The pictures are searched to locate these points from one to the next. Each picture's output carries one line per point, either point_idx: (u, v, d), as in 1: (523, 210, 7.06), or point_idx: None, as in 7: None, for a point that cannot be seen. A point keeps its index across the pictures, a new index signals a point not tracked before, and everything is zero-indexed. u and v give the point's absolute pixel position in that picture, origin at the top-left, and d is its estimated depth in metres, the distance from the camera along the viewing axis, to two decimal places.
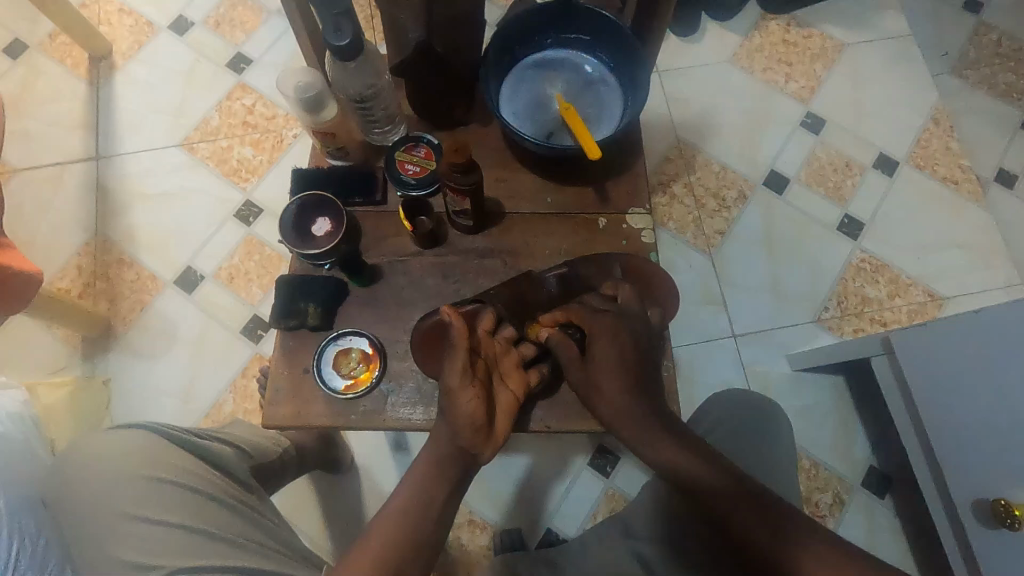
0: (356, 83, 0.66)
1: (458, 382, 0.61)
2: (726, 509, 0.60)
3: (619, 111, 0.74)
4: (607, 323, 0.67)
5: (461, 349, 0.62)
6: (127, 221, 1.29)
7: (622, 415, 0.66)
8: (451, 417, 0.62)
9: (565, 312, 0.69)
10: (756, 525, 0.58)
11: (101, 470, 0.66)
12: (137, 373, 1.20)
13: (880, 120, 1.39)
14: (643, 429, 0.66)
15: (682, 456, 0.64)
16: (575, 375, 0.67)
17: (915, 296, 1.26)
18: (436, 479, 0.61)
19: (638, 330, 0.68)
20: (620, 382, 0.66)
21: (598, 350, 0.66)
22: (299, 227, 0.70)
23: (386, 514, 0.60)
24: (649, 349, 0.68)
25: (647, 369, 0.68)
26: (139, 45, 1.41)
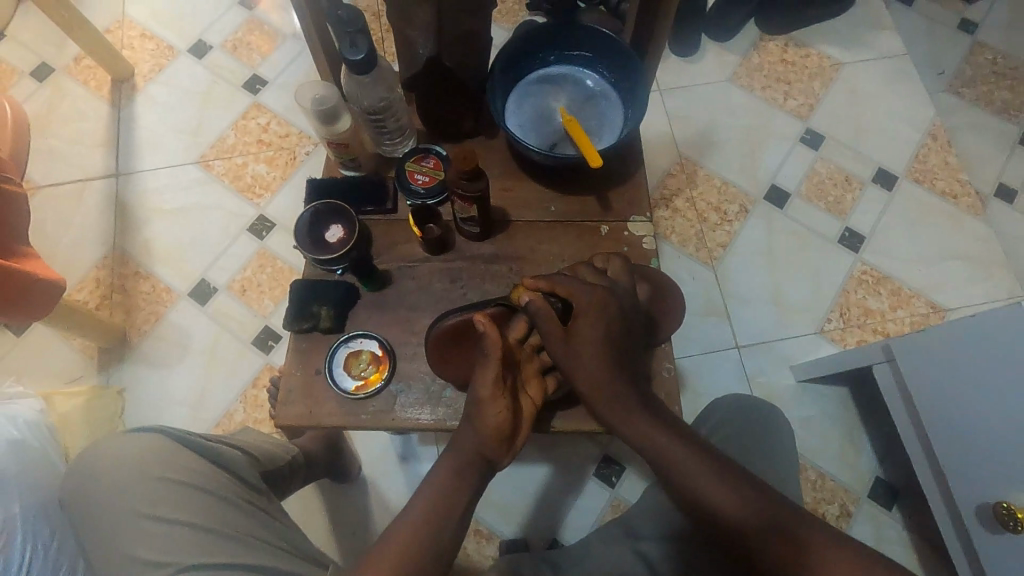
0: (369, 96, 0.69)
1: (490, 393, 0.63)
2: (719, 500, 0.61)
3: (619, 124, 0.77)
4: (596, 297, 0.67)
5: (495, 359, 0.64)
6: (144, 235, 1.33)
7: (600, 388, 0.66)
8: (479, 425, 0.64)
9: (553, 281, 0.67)
10: (757, 520, 0.59)
11: (114, 471, 0.67)
12: (150, 382, 1.22)
13: (878, 136, 1.42)
14: (625, 407, 0.67)
15: (664, 436, 0.65)
16: (555, 344, 0.66)
17: (917, 308, 1.27)
18: (460, 482, 0.62)
19: (622, 307, 0.69)
20: (603, 356, 0.67)
21: (583, 324, 0.66)
22: (313, 234, 0.73)
23: (408, 516, 0.60)
24: (630, 327, 0.70)
25: (626, 347, 0.69)
26: (160, 67, 1.47)
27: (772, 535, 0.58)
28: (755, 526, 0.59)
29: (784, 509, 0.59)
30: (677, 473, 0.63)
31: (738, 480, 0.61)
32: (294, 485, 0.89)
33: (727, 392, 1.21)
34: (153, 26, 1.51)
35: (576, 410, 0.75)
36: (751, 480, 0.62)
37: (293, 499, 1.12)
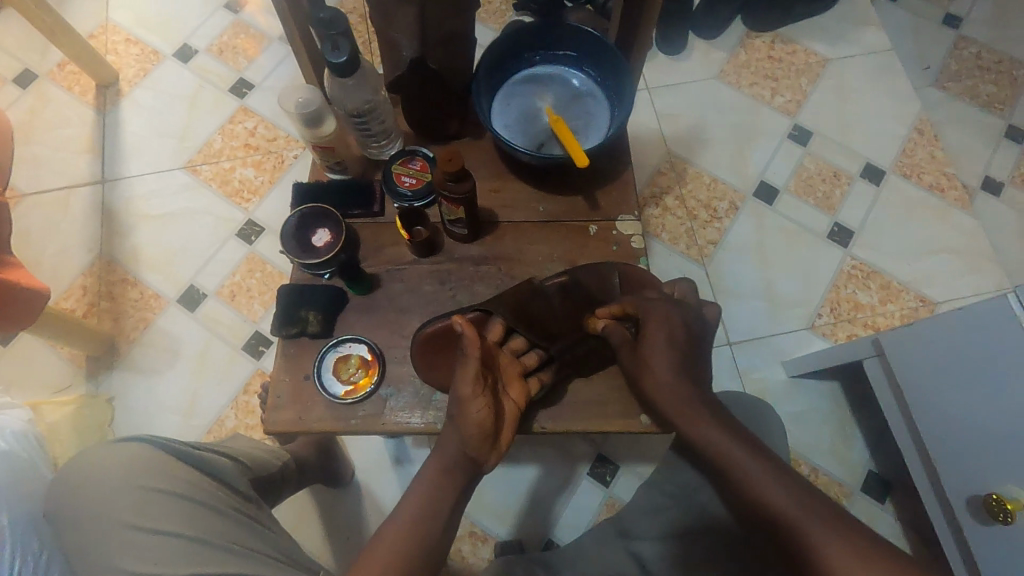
0: (354, 99, 0.69)
1: (471, 391, 0.62)
2: (769, 501, 0.58)
3: (606, 123, 0.77)
4: (661, 310, 0.70)
5: (473, 358, 0.63)
6: (131, 241, 1.32)
7: (669, 396, 0.67)
8: (462, 425, 0.63)
9: (621, 303, 0.72)
10: (806, 521, 0.56)
11: (100, 482, 0.66)
12: (140, 390, 1.21)
13: (866, 131, 1.43)
14: (688, 411, 0.66)
15: (724, 437, 0.64)
16: (626, 358, 0.71)
17: (906, 302, 1.28)
18: (445, 485, 0.63)
19: (688, 323, 0.71)
20: (670, 365, 0.68)
21: (649, 335, 0.69)
22: (300, 238, 0.72)
23: (395, 519, 0.60)
24: (695, 343, 0.71)
25: (695, 360, 0.70)
26: (144, 72, 1.46)
27: (819, 534, 0.54)
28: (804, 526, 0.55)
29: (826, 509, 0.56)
30: (736, 475, 0.61)
31: (788, 483, 0.59)
32: (285, 491, 0.89)
33: (720, 389, 1.21)
34: (137, 30, 1.49)
35: (564, 409, 0.74)
36: (797, 482, 0.59)
37: (286, 506, 1.11)
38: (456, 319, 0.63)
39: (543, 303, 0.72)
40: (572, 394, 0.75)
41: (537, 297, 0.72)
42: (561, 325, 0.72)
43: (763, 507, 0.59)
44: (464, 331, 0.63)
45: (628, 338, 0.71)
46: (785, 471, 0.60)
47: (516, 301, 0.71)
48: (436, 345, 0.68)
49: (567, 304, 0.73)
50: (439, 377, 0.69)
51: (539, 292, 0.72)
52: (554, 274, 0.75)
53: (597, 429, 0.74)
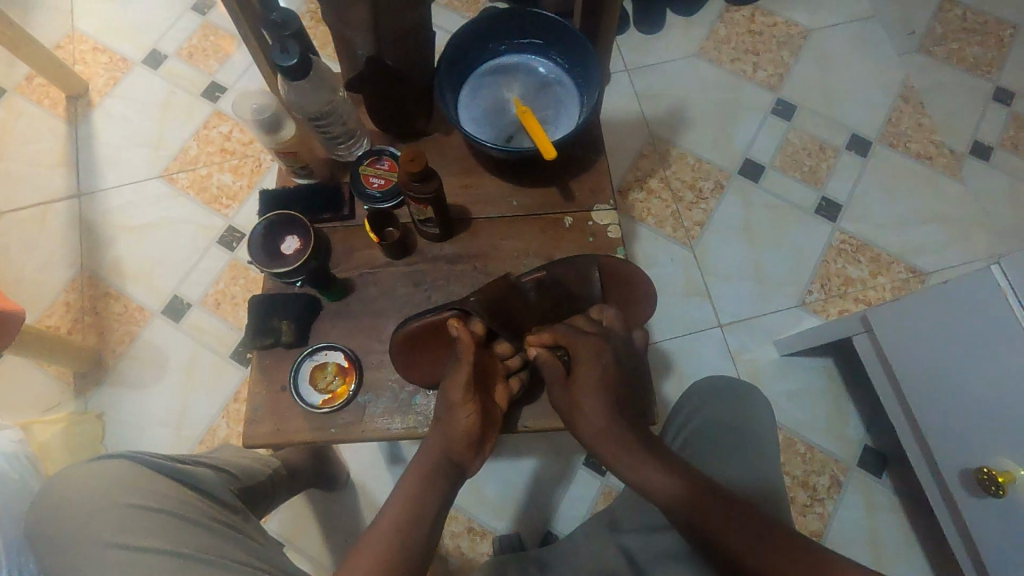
0: (312, 102, 0.67)
1: (462, 396, 0.64)
2: (710, 524, 0.61)
3: (575, 111, 0.75)
4: (592, 343, 0.68)
5: (467, 362, 0.64)
6: (112, 255, 1.30)
7: (602, 433, 0.67)
8: (449, 427, 0.64)
9: (552, 333, 0.68)
10: (753, 543, 0.59)
11: (80, 502, 0.66)
12: (129, 404, 1.20)
13: (851, 101, 1.40)
14: (624, 446, 0.66)
15: (666, 479, 0.64)
16: (559, 393, 0.68)
17: (897, 273, 1.27)
18: (428, 491, 0.62)
19: (619, 350, 0.69)
20: (603, 400, 0.67)
21: (581, 369, 0.67)
22: (268, 246, 0.70)
23: (377, 528, 0.59)
24: (626, 369, 0.69)
25: (625, 390, 0.69)
26: (114, 81, 1.43)
27: (768, 552, 0.58)
28: (750, 544, 0.59)
29: (773, 526, 0.60)
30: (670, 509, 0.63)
31: (730, 505, 0.62)
32: (277, 499, 0.88)
33: (712, 371, 1.21)
34: (104, 38, 1.46)
35: (547, 406, 0.74)
36: (741, 502, 0.62)
37: (283, 511, 1.11)
38: (450, 321, 0.65)
39: (520, 301, 0.69)
40: None
41: (518, 295, 0.68)
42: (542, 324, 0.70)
43: (704, 532, 0.61)
44: (461, 335, 0.64)
45: (559, 371, 0.68)
46: (722, 500, 0.63)
47: (498, 299, 0.67)
48: (420, 346, 0.68)
49: (546, 301, 0.71)
50: (420, 378, 0.69)
51: (517, 289, 0.68)
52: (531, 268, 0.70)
53: None
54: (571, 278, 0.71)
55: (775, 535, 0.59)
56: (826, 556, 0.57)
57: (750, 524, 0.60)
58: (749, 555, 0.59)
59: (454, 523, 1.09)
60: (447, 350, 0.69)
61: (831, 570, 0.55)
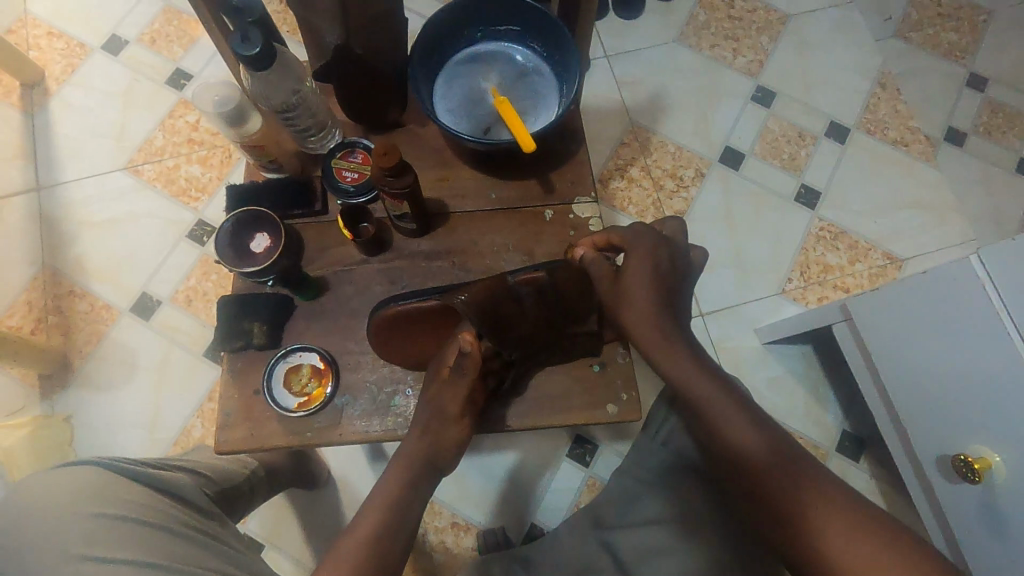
0: (280, 92, 0.64)
1: (457, 413, 0.64)
2: (753, 466, 0.58)
3: (555, 101, 0.73)
4: (646, 242, 0.67)
5: (468, 376, 0.64)
6: (75, 251, 1.25)
7: (646, 317, 0.65)
8: (436, 434, 0.64)
9: (608, 235, 0.69)
10: (777, 479, 0.57)
11: (44, 511, 0.62)
12: (97, 406, 1.16)
13: (829, 88, 1.40)
14: (662, 334, 0.65)
15: (733, 409, 0.61)
16: (604, 288, 0.68)
17: (875, 260, 1.28)
18: (410, 496, 0.61)
19: (673, 253, 0.69)
20: (652, 300, 0.66)
21: (633, 263, 0.66)
22: (237, 245, 0.68)
23: (353, 538, 0.57)
24: (676, 275, 0.69)
25: (675, 295, 0.68)
26: (72, 68, 1.36)
27: (781, 476, 0.57)
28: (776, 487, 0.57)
29: (784, 444, 0.59)
30: (706, 409, 0.62)
31: (753, 417, 0.60)
32: (255, 502, 0.86)
33: None
34: (59, 22, 1.39)
35: (531, 406, 0.72)
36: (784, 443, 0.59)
37: (263, 512, 1.09)
38: (463, 339, 0.63)
39: (514, 306, 0.65)
40: (537, 389, 0.73)
41: (512, 300, 0.65)
42: (533, 331, 0.68)
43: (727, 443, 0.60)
44: (472, 350, 0.63)
45: (606, 269, 0.68)
46: (779, 440, 0.59)
47: (488, 304, 0.63)
48: (402, 336, 0.66)
49: (540, 310, 0.67)
50: (393, 356, 0.68)
51: (513, 296, 0.65)
52: (528, 269, 0.65)
53: (566, 421, 0.72)
54: (569, 287, 0.68)
55: (789, 460, 0.57)
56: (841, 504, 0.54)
57: (765, 436, 0.59)
58: (763, 482, 0.57)
59: (437, 517, 1.08)
60: (432, 344, 0.67)
61: (838, 501, 0.54)
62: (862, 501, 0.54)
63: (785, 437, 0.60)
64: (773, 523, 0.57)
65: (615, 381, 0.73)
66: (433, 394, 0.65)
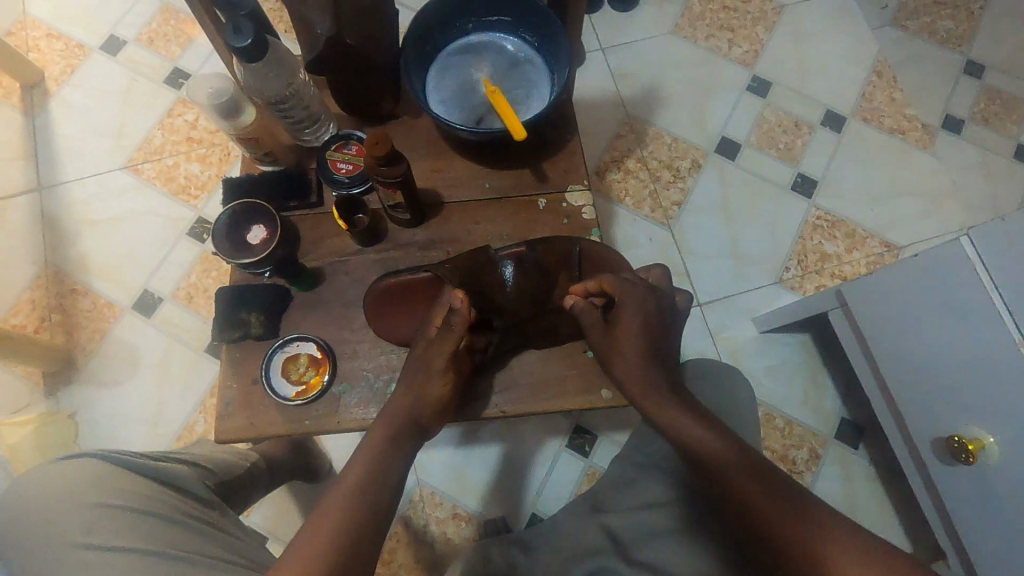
0: (274, 84, 0.65)
1: (444, 366, 0.65)
2: (745, 491, 0.57)
3: (547, 90, 0.73)
4: (637, 292, 0.68)
5: (460, 335, 0.65)
6: (77, 250, 1.26)
7: (639, 370, 0.66)
8: (421, 391, 0.64)
9: (599, 282, 0.69)
10: (767, 500, 0.56)
11: (50, 501, 0.64)
12: (101, 403, 1.17)
13: (825, 77, 1.40)
14: (650, 385, 0.65)
15: (731, 451, 0.60)
16: (597, 337, 0.69)
17: (872, 248, 1.28)
18: (394, 452, 0.61)
19: (661, 302, 0.69)
20: (641, 345, 0.66)
21: (624, 316, 0.67)
22: (234, 238, 0.69)
23: (338, 489, 0.57)
24: (665, 319, 0.69)
25: (664, 340, 0.69)
26: (71, 68, 1.37)
27: (773, 500, 0.56)
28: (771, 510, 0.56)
29: (778, 480, 0.58)
30: (694, 454, 0.61)
31: (743, 454, 0.60)
32: (257, 494, 0.87)
33: (692, 349, 1.21)
34: (58, 24, 1.40)
35: (523, 394, 0.73)
36: (772, 470, 0.59)
37: (266, 505, 1.10)
38: (456, 294, 0.65)
39: (496, 278, 0.71)
40: (531, 373, 0.74)
41: (491, 271, 0.71)
42: (512, 303, 0.72)
43: (719, 478, 0.59)
44: (461, 308, 0.65)
45: (599, 318, 0.69)
46: (767, 469, 0.59)
47: (465, 266, 0.70)
48: (391, 305, 0.70)
49: (524, 281, 0.72)
50: (389, 332, 0.70)
51: (494, 265, 0.71)
52: (511, 244, 0.72)
53: (559, 407, 0.73)
54: (551, 262, 0.72)
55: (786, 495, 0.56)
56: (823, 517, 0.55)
57: (753, 468, 0.59)
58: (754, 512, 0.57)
59: (439, 509, 1.09)
60: (418, 313, 0.70)
61: (841, 538, 0.53)
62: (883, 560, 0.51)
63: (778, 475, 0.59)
64: (758, 535, 0.56)
65: None
66: (421, 350, 0.66)
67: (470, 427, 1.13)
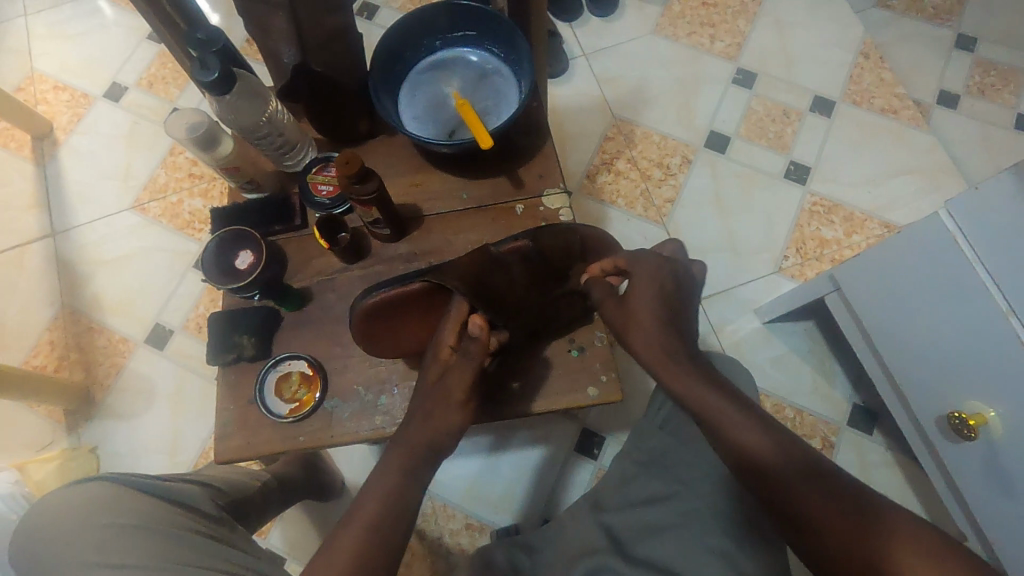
0: (249, 114, 0.68)
1: (461, 400, 0.64)
2: (794, 488, 0.55)
3: (515, 98, 0.75)
4: (649, 264, 0.71)
5: (476, 362, 0.65)
6: (91, 289, 1.31)
7: (655, 342, 0.67)
8: (434, 419, 0.63)
9: (614, 259, 0.72)
10: (817, 495, 0.54)
11: (65, 523, 0.67)
12: (120, 435, 1.21)
13: (810, 64, 1.40)
14: (670, 357, 0.66)
15: (764, 438, 0.59)
16: (610, 309, 0.71)
17: (872, 230, 1.26)
18: (412, 480, 0.60)
19: (676, 275, 0.71)
20: (656, 316, 0.67)
21: (636, 288, 0.69)
22: (222, 265, 0.71)
23: (356, 521, 0.56)
24: (682, 292, 0.71)
25: (683, 309, 0.70)
26: (78, 117, 1.44)
27: (829, 499, 0.54)
28: (827, 506, 0.54)
29: (827, 473, 0.56)
30: (722, 430, 0.60)
31: (773, 435, 0.59)
32: (269, 514, 0.88)
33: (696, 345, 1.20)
34: (64, 76, 1.47)
35: (514, 395, 0.75)
36: (829, 471, 0.56)
37: (284, 523, 1.11)
38: (473, 320, 0.65)
39: (503, 278, 0.68)
40: (518, 374, 0.76)
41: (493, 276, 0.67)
42: (517, 296, 0.70)
43: (758, 471, 0.58)
44: (479, 335, 0.65)
45: (610, 292, 0.71)
46: (826, 473, 0.56)
47: (472, 275, 0.66)
48: (384, 322, 0.68)
49: (525, 270, 0.70)
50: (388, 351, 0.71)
51: (502, 267, 0.68)
52: (509, 240, 0.68)
53: (545, 407, 0.75)
54: (552, 250, 0.71)
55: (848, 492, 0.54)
56: (897, 516, 0.52)
57: (785, 455, 0.57)
58: (807, 512, 0.54)
59: (452, 520, 1.09)
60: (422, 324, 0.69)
61: (908, 530, 0.50)
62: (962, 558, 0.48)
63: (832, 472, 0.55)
64: (805, 531, 0.54)
65: (594, 364, 0.76)
66: (438, 375, 0.65)
67: (501, 433, 1.14)
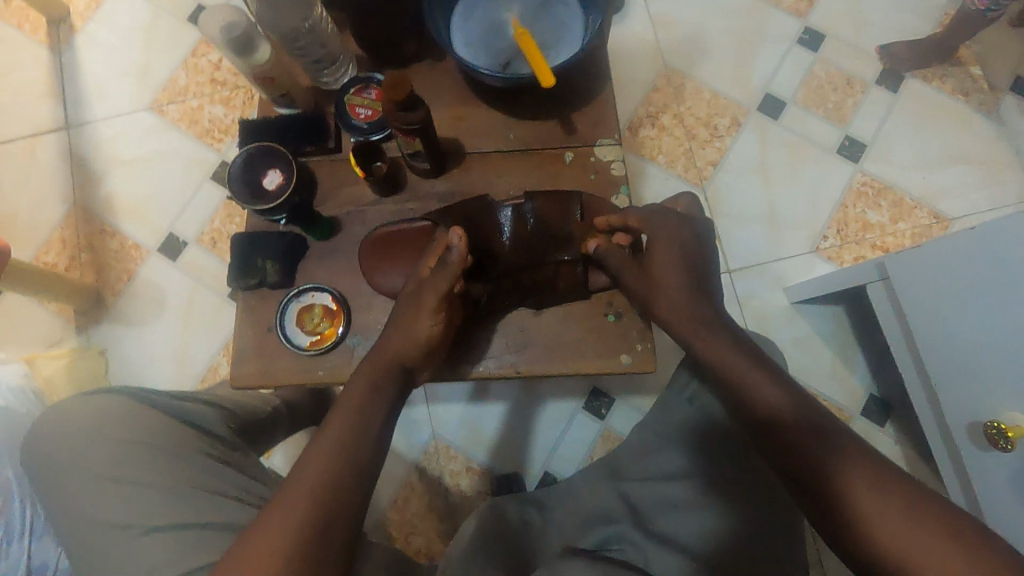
0: (291, 19, 0.63)
1: (433, 309, 0.62)
2: (805, 443, 0.53)
3: (579, 33, 0.68)
4: (667, 223, 0.67)
5: (450, 276, 0.63)
6: (104, 190, 1.27)
7: (682, 304, 0.64)
8: (410, 336, 0.62)
9: (627, 216, 0.67)
10: (820, 448, 0.52)
11: (78, 434, 0.66)
12: (129, 341, 1.20)
13: (884, 31, 1.29)
14: (697, 318, 0.63)
15: (787, 397, 0.56)
16: (632, 277, 0.67)
17: (919, 219, 1.20)
18: (379, 396, 0.59)
19: (697, 234, 0.68)
20: (680, 279, 0.65)
21: (656, 249, 0.66)
22: (250, 182, 0.67)
23: (327, 428, 0.55)
24: (703, 251, 0.68)
25: (704, 269, 0.66)
26: (96, 4, 1.35)
27: (829, 452, 0.52)
28: (826, 458, 0.51)
29: (835, 428, 0.53)
30: (747, 391, 0.58)
31: (799, 398, 0.56)
32: (277, 437, 0.88)
33: None
34: None
35: (540, 355, 0.71)
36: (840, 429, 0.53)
37: (288, 446, 1.12)
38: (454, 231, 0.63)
39: (494, 224, 0.69)
40: (546, 334, 0.72)
41: (490, 219, 0.69)
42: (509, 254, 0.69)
43: (774, 430, 0.55)
44: (456, 249, 0.63)
45: (627, 257, 0.67)
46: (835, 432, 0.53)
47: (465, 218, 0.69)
48: (378, 257, 0.69)
49: (523, 231, 0.69)
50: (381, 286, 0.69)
51: (491, 210, 0.69)
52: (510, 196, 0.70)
53: (574, 370, 0.71)
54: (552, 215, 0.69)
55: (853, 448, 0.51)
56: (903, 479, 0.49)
57: (813, 419, 0.54)
58: (812, 461, 0.52)
59: (453, 462, 1.10)
60: (410, 258, 0.69)
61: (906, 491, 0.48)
62: (1010, 550, 0.43)
63: (857, 441, 0.52)
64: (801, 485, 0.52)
65: (629, 332, 0.71)
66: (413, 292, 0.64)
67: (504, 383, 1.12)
